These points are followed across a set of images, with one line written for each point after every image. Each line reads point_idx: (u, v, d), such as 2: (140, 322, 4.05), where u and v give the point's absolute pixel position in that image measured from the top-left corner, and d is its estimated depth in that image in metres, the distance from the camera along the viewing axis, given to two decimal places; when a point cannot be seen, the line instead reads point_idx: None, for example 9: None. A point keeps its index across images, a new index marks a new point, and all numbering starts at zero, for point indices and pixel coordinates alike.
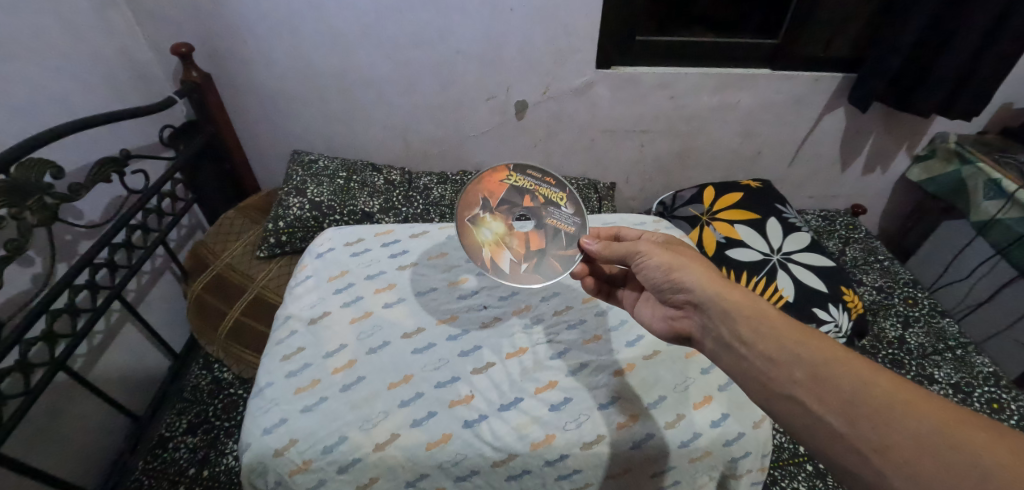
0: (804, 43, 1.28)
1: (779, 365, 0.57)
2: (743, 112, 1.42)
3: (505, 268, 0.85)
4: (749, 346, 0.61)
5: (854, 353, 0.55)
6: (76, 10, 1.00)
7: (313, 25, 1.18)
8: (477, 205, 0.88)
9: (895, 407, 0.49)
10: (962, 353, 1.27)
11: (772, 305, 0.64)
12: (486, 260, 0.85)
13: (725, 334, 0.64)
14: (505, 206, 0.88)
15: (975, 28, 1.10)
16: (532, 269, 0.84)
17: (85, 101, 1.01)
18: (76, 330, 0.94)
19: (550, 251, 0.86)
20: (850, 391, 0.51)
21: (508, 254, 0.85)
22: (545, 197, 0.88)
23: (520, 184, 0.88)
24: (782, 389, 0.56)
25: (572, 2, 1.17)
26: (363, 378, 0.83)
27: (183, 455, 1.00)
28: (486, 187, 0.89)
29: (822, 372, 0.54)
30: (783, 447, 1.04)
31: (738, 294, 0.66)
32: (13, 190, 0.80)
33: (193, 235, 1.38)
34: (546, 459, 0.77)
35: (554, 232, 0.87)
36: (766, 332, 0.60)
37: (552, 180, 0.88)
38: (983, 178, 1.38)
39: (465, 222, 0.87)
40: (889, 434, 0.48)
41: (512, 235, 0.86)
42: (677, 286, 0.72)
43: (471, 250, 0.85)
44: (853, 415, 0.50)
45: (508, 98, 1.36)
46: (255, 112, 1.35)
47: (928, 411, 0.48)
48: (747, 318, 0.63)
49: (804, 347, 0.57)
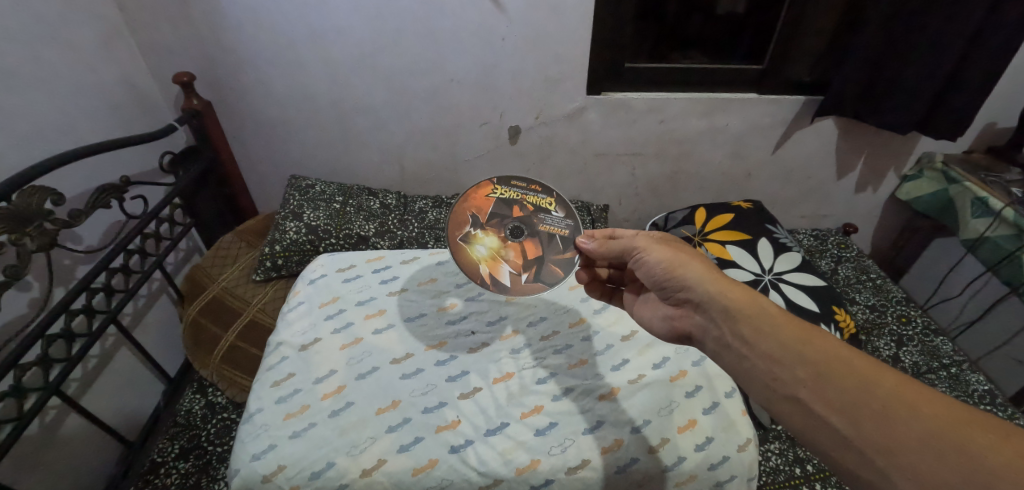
0: (789, 70, 1.32)
1: (780, 365, 0.56)
2: (732, 134, 1.46)
3: (506, 281, 0.85)
4: (748, 347, 0.60)
5: (856, 353, 0.54)
6: (84, 41, 1.03)
7: (311, 54, 1.21)
8: (467, 223, 0.89)
9: (899, 408, 0.48)
10: (957, 371, 1.27)
11: (772, 302, 0.63)
12: (486, 276, 0.84)
13: (726, 334, 0.64)
14: (495, 220, 0.90)
15: (952, 53, 1.15)
16: (534, 278, 0.85)
17: (91, 127, 1.03)
18: (70, 355, 0.93)
19: (547, 256, 0.88)
20: (853, 393, 0.50)
21: (507, 267, 0.85)
22: (534, 204, 0.93)
23: (506, 196, 0.92)
24: (784, 389, 0.55)
25: (563, 31, 1.21)
26: (352, 403, 0.82)
27: (174, 480, 0.97)
28: (474, 203, 0.91)
29: (824, 372, 0.53)
30: (778, 471, 1.01)
31: (738, 291, 0.66)
32: (12, 217, 0.79)
33: (189, 259, 1.38)
34: (531, 484, 0.75)
35: (548, 238, 0.89)
36: (764, 332, 0.60)
37: (538, 188, 0.94)
38: (971, 196, 1.40)
39: (458, 242, 0.87)
40: (891, 431, 0.47)
41: (507, 247, 0.87)
42: (678, 283, 0.72)
43: (470, 269, 0.84)
44: (851, 413, 0.49)
45: (501, 123, 1.39)
46: (252, 138, 1.36)
47: (933, 412, 0.46)
48: (748, 317, 0.62)
49: (805, 346, 0.56)
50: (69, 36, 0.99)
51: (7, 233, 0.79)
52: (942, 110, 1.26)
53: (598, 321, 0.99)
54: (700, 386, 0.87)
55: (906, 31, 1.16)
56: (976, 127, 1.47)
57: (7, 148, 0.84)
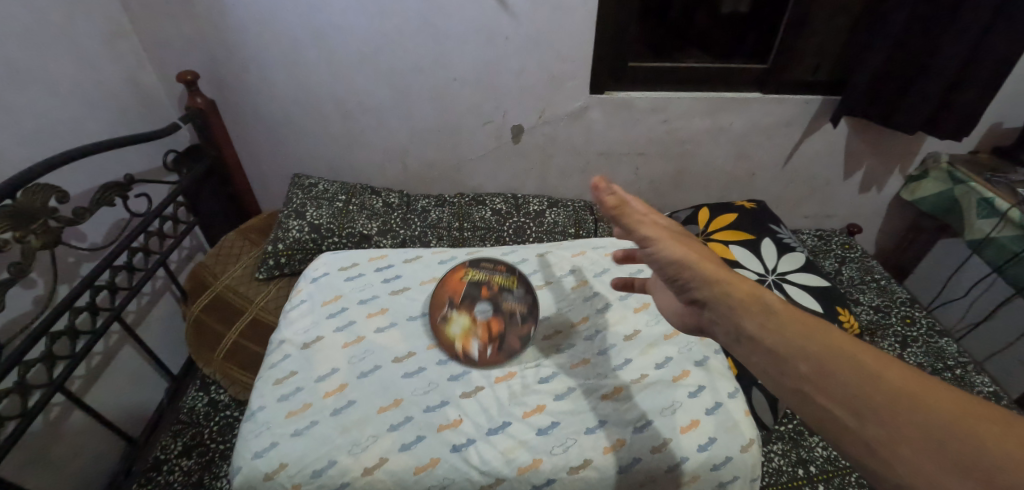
0: (793, 69, 1.32)
1: (781, 358, 0.51)
2: (735, 134, 1.45)
3: (475, 355, 0.90)
4: (750, 343, 0.54)
5: (858, 342, 0.49)
6: (89, 40, 1.03)
7: (314, 52, 1.21)
8: (445, 304, 0.96)
9: (904, 399, 0.44)
10: (962, 373, 1.26)
11: (774, 293, 0.57)
12: (459, 351, 0.90)
13: (730, 328, 0.57)
14: (468, 300, 0.96)
15: (959, 52, 1.14)
16: (498, 352, 0.90)
17: (95, 125, 1.03)
18: (74, 352, 0.93)
19: (511, 331, 0.93)
20: (856, 384, 0.46)
21: (476, 342, 0.91)
22: (501, 283, 0.98)
23: (476, 278, 0.98)
24: (787, 383, 0.50)
25: (566, 30, 1.21)
26: (353, 402, 0.82)
27: (178, 478, 0.97)
28: (450, 287, 0.98)
29: (827, 364, 0.48)
30: (782, 471, 1.01)
31: (744, 290, 0.58)
32: (17, 215, 0.80)
33: (193, 257, 1.38)
34: (533, 483, 0.75)
35: (510, 314, 0.94)
36: (767, 322, 0.54)
37: (502, 269, 1.00)
38: (976, 197, 1.39)
39: (437, 322, 0.94)
40: (897, 426, 0.43)
41: (476, 325, 0.92)
42: (685, 284, 0.62)
43: (445, 349, 0.90)
44: (856, 408, 0.45)
45: (505, 123, 1.38)
46: (256, 136, 1.37)
47: (936, 404, 0.43)
48: (748, 308, 0.56)
49: (808, 339, 0.51)
50: (74, 35, 0.99)
51: (12, 231, 0.80)
52: (946, 110, 1.25)
53: (601, 320, 0.98)
54: (702, 387, 0.87)
55: (912, 30, 1.15)
56: (982, 127, 1.46)
57: (11, 146, 0.84)
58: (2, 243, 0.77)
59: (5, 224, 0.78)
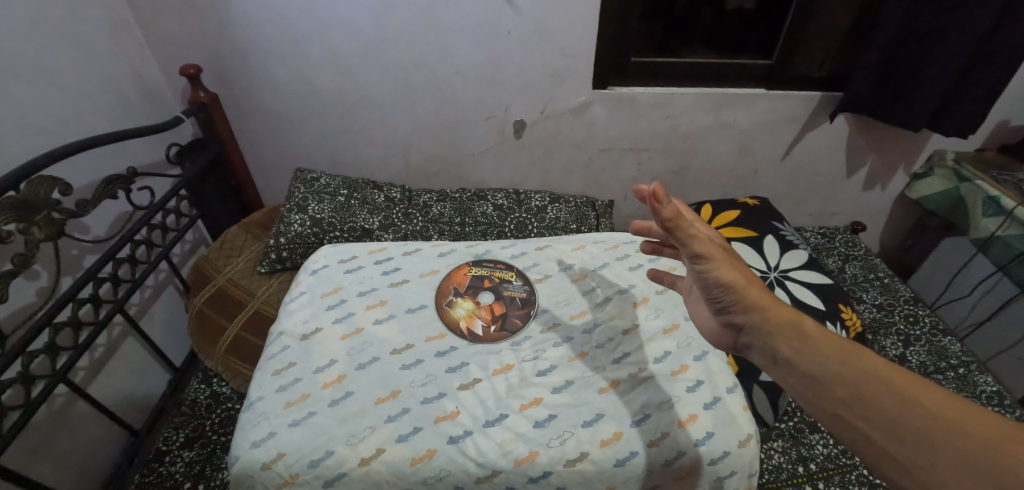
0: (798, 65, 1.31)
1: (818, 383, 0.52)
2: (739, 130, 1.44)
3: (479, 332, 0.95)
4: (788, 367, 0.56)
5: (897, 368, 0.50)
6: (91, 32, 1.03)
7: (316, 46, 1.21)
8: (449, 293, 1.01)
9: (940, 423, 0.44)
10: (964, 372, 1.26)
11: (808, 317, 0.59)
12: (464, 329, 0.95)
13: (767, 353, 0.58)
14: (472, 289, 1.02)
15: (966, 47, 1.12)
16: (502, 328, 0.95)
17: (98, 118, 1.04)
18: (77, 343, 0.93)
19: (512, 312, 0.98)
20: (893, 409, 0.47)
21: (479, 322, 0.96)
22: (501, 276, 1.05)
23: (478, 273, 1.05)
24: (824, 406, 0.51)
25: (568, 23, 1.20)
26: (351, 393, 0.83)
27: (179, 469, 0.98)
28: (455, 280, 1.04)
29: (863, 389, 0.49)
30: (780, 468, 1.01)
31: (779, 313, 0.59)
32: (21, 206, 0.80)
33: (194, 250, 1.39)
34: (530, 475, 0.76)
35: (511, 299, 1.00)
36: (802, 348, 0.55)
37: (502, 265, 1.07)
38: (982, 195, 1.38)
39: (442, 306, 0.98)
40: (935, 450, 0.43)
41: (480, 308, 0.98)
42: (728, 304, 0.63)
43: (449, 324, 0.95)
44: (895, 432, 0.46)
45: (507, 118, 1.38)
46: (259, 130, 1.37)
47: (974, 428, 0.43)
48: (784, 333, 0.57)
49: (843, 364, 0.52)
50: (77, 27, 0.99)
51: (15, 222, 0.80)
52: (953, 107, 1.24)
53: (599, 314, 0.97)
54: (701, 381, 0.87)
55: (918, 25, 1.14)
56: (989, 125, 1.44)
57: (13, 138, 0.84)
58: (4, 234, 0.77)
59: (9, 216, 0.79)
